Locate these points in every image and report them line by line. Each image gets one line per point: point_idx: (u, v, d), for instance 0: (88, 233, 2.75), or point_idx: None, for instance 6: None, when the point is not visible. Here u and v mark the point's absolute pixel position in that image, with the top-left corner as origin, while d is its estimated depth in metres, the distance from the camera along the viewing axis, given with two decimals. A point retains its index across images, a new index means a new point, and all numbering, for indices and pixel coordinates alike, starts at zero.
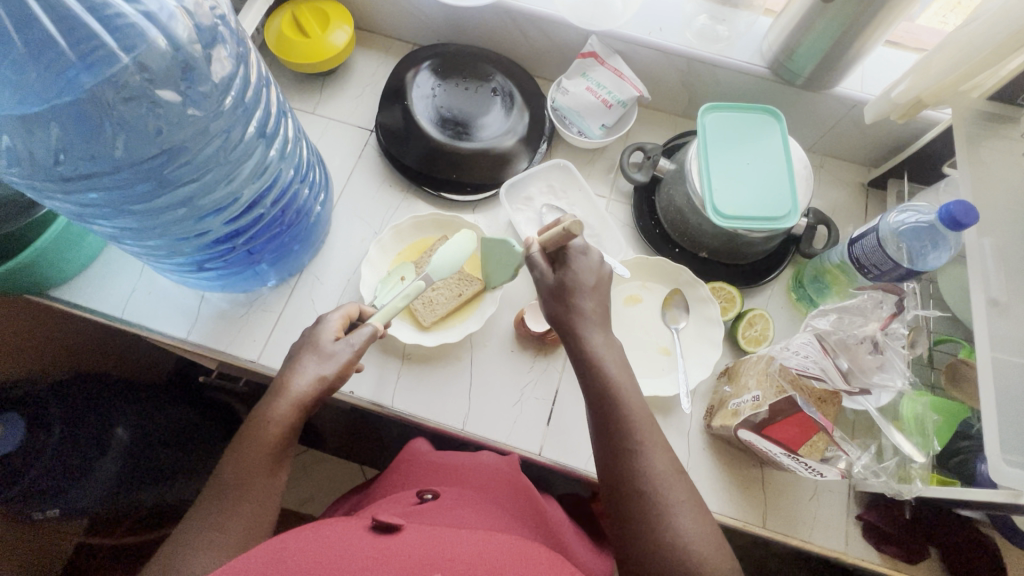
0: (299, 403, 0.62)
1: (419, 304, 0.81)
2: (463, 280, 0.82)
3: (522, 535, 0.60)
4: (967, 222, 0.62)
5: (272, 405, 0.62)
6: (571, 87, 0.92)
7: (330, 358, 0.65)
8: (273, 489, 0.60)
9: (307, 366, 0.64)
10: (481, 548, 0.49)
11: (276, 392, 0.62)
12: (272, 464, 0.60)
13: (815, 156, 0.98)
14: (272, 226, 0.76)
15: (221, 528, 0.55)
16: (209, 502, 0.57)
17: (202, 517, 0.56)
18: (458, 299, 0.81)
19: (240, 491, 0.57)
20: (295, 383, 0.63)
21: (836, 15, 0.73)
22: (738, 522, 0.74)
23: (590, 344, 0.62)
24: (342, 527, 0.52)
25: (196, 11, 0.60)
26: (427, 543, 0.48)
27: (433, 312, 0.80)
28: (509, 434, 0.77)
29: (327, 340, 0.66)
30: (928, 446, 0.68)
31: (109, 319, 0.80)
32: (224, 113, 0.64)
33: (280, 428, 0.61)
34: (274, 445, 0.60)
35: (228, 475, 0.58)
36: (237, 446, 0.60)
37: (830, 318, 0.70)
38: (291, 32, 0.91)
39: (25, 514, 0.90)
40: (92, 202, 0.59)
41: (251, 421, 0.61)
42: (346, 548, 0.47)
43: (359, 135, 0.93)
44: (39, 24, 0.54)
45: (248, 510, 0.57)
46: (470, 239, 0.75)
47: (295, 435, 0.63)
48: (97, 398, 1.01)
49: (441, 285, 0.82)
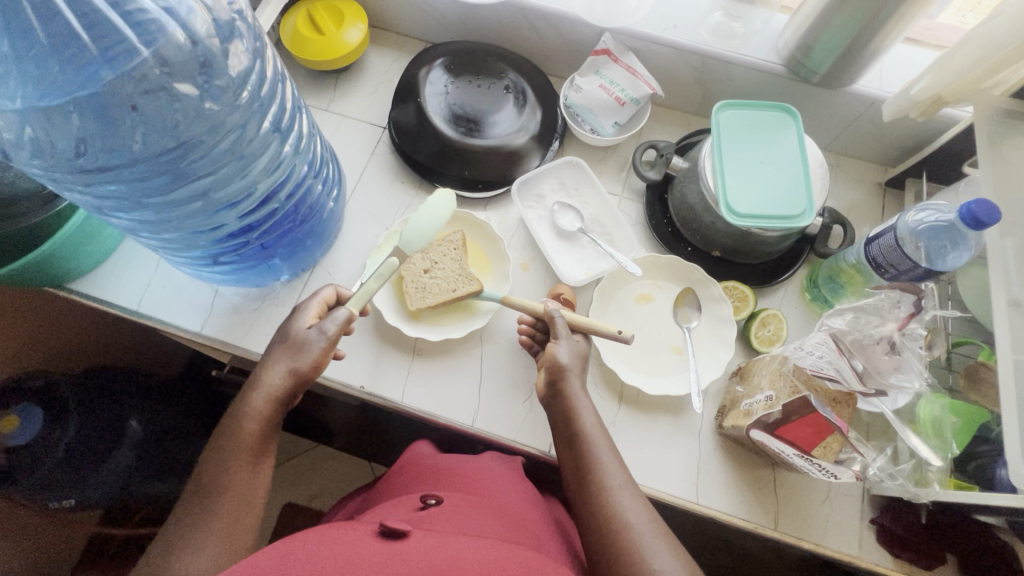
0: (272, 396, 0.63)
1: (411, 287, 0.80)
2: (462, 278, 0.79)
3: (526, 545, 0.60)
4: (989, 221, 0.61)
5: (247, 399, 0.63)
6: (584, 84, 0.91)
7: (302, 350, 0.65)
8: (256, 482, 0.60)
9: (278, 362, 0.64)
10: (485, 557, 0.49)
11: (252, 386, 0.63)
12: (253, 458, 0.60)
13: (831, 155, 0.96)
14: (285, 221, 0.76)
15: (207, 523, 0.56)
16: (189, 502, 0.58)
17: (186, 516, 0.57)
18: (449, 295, 0.78)
19: (223, 486, 0.58)
20: (265, 377, 0.64)
21: (856, 10, 0.72)
22: (749, 524, 0.73)
23: (565, 387, 0.67)
24: (349, 532, 0.53)
25: (214, 6, 0.61)
26: (431, 550, 0.49)
27: (422, 299, 0.79)
28: (518, 431, 0.77)
29: (301, 326, 0.66)
30: (945, 449, 0.68)
31: (124, 312, 0.81)
32: (240, 108, 0.65)
33: (256, 421, 0.61)
34: (252, 438, 0.61)
35: (207, 472, 0.59)
36: (218, 442, 0.61)
37: (846, 317, 0.68)
38: (306, 29, 0.91)
39: (43, 504, 0.93)
40: (111, 194, 0.60)
41: (229, 417, 0.62)
42: (352, 552, 0.48)
43: (372, 132, 0.94)
44: (63, 19, 0.55)
45: (231, 503, 0.57)
46: (445, 199, 0.76)
47: (275, 427, 0.64)
48: (111, 390, 1.02)
49: (441, 278, 0.80)
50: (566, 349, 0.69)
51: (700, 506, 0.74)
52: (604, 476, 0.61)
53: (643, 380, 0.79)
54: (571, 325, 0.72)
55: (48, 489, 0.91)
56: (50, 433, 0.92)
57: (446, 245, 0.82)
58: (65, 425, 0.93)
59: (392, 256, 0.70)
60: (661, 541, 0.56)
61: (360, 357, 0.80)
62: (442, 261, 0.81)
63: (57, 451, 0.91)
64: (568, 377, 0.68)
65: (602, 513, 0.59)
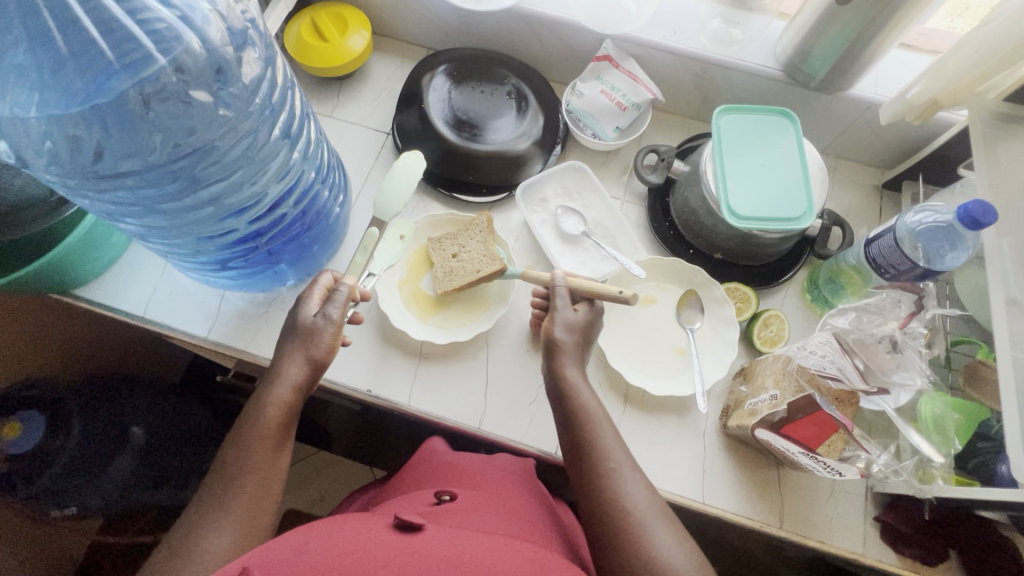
0: (295, 387, 0.63)
1: (440, 271, 0.83)
2: (486, 258, 0.79)
3: (537, 543, 0.60)
4: (986, 221, 0.62)
5: (270, 389, 0.63)
6: (585, 90, 0.93)
7: (314, 338, 0.65)
8: (277, 471, 0.60)
9: (294, 353, 0.64)
10: (498, 554, 0.50)
11: (273, 377, 0.64)
12: (274, 446, 0.60)
13: (828, 158, 0.98)
14: (293, 227, 0.76)
15: (229, 506, 0.56)
16: (212, 484, 0.58)
17: (208, 497, 0.57)
18: (475, 275, 0.79)
19: (242, 472, 0.58)
20: (285, 369, 0.64)
21: (853, 16, 0.73)
22: (755, 522, 0.74)
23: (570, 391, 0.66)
24: (365, 524, 0.53)
25: (228, 15, 0.62)
26: (446, 546, 0.49)
27: (449, 281, 0.81)
28: (526, 433, 0.78)
29: (308, 313, 0.66)
30: (948, 445, 0.69)
31: (130, 318, 0.81)
32: (252, 114, 0.65)
33: (279, 411, 0.62)
34: (274, 427, 0.61)
35: (228, 457, 0.59)
36: (239, 431, 0.61)
37: (848, 317, 0.70)
38: (310, 36, 0.93)
39: (45, 511, 0.94)
40: (125, 199, 0.61)
41: (251, 405, 0.62)
42: (368, 544, 0.48)
43: (376, 138, 0.94)
44: (81, 25, 0.56)
45: (251, 491, 0.57)
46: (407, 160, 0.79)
47: (294, 418, 0.64)
48: (110, 398, 1.01)
49: (468, 259, 0.81)
50: (560, 326, 0.69)
51: (706, 506, 0.75)
52: (632, 472, 0.61)
53: (649, 381, 0.80)
54: (574, 290, 0.71)
55: (51, 497, 0.92)
56: (52, 440, 0.92)
57: (473, 230, 0.84)
58: (67, 431, 0.93)
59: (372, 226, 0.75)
60: (672, 533, 0.56)
61: (367, 361, 0.80)
62: (468, 245, 0.83)
63: (56, 459, 0.91)
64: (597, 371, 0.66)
65: (597, 507, 0.59)
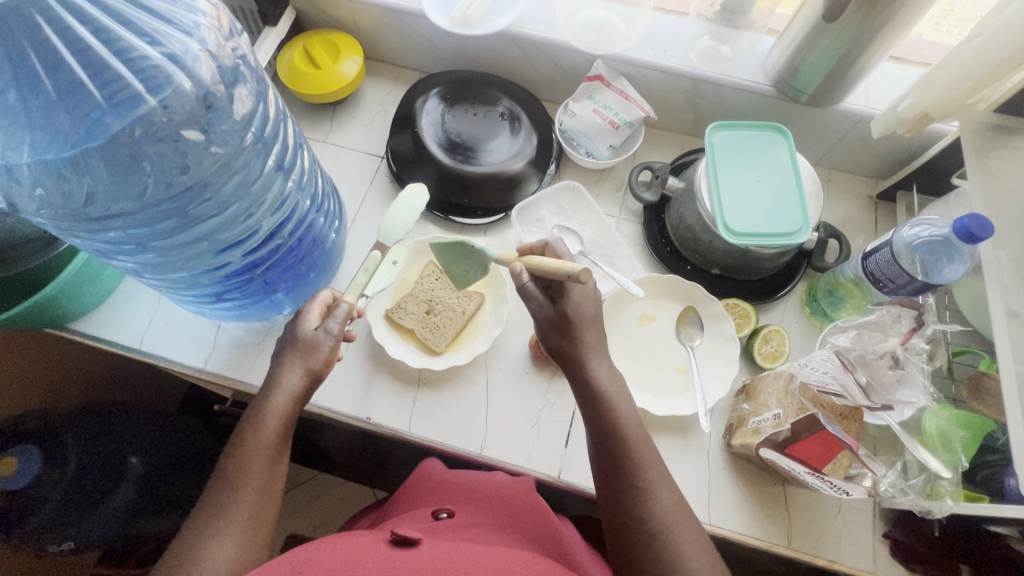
0: (293, 399, 0.62)
1: (426, 331, 0.81)
2: (463, 297, 0.83)
3: (534, 550, 0.60)
4: (983, 234, 0.62)
5: (268, 401, 0.61)
6: (578, 109, 0.93)
7: (315, 357, 0.64)
8: (276, 482, 0.59)
9: (293, 366, 0.63)
10: (494, 560, 0.49)
11: (271, 389, 0.62)
12: (274, 457, 0.59)
13: (822, 170, 0.98)
14: (289, 255, 0.76)
15: (230, 517, 0.55)
16: (210, 496, 0.57)
17: (207, 509, 0.56)
18: (464, 315, 0.82)
19: (241, 484, 0.57)
20: (285, 380, 0.63)
21: (842, 31, 0.74)
22: (763, 542, 0.73)
23: None
24: (363, 540, 0.52)
25: (218, 53, 0.62)
26: (440, 556, 0.48)
27: (443, 336, 0.80)
28: (528, 457, 0.77)
29: (307, 328, 0.66)
30: (956, 462, 0.66)
31: (127, 350, 0.81)
32: (245, 149, 0.66)
33: (279, 422, 0.61)
34: (274, 438, 0.60)
35: (227, 469, 0.58)
36: (237, 443, 0.60)
37: (849, 335, 0.71)
38: (303, 64, 0.93)
39: (40, 547, 0.90)
40: (119, 238, 0.61)
41: (250, 416, 0.61)
42: (366, 559, 0.48)
43: (370, 161, 0.95)
44: (69, 68, 0.55)
45: (253, 503, 0.56)
46: (416, 191, 0.78)
47: (292, 430, 0.63)
48: (108, 428, 1.00)
49: (446, 308, 0.82)
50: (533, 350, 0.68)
51: (713, 527, 0.74)
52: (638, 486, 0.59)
53: (650, 402, 0.79)
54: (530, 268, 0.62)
55: (48, 531, 0.90)
56: (50, 472, 0.91)
57: (432, 281, 0.85)
58: (65, 463, 0.93)
59: (373, 251, 0.74)
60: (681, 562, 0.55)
61: (365, 387, 0.80)
62: (438, 293, 0.83)
63: (56, 491, 0.91)
64: (592, 395, 0.63)
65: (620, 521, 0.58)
